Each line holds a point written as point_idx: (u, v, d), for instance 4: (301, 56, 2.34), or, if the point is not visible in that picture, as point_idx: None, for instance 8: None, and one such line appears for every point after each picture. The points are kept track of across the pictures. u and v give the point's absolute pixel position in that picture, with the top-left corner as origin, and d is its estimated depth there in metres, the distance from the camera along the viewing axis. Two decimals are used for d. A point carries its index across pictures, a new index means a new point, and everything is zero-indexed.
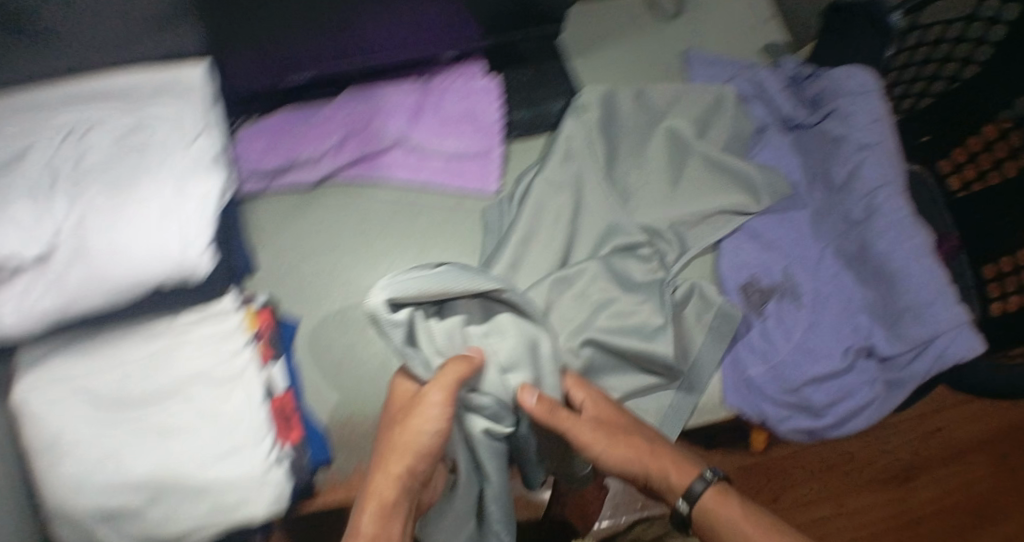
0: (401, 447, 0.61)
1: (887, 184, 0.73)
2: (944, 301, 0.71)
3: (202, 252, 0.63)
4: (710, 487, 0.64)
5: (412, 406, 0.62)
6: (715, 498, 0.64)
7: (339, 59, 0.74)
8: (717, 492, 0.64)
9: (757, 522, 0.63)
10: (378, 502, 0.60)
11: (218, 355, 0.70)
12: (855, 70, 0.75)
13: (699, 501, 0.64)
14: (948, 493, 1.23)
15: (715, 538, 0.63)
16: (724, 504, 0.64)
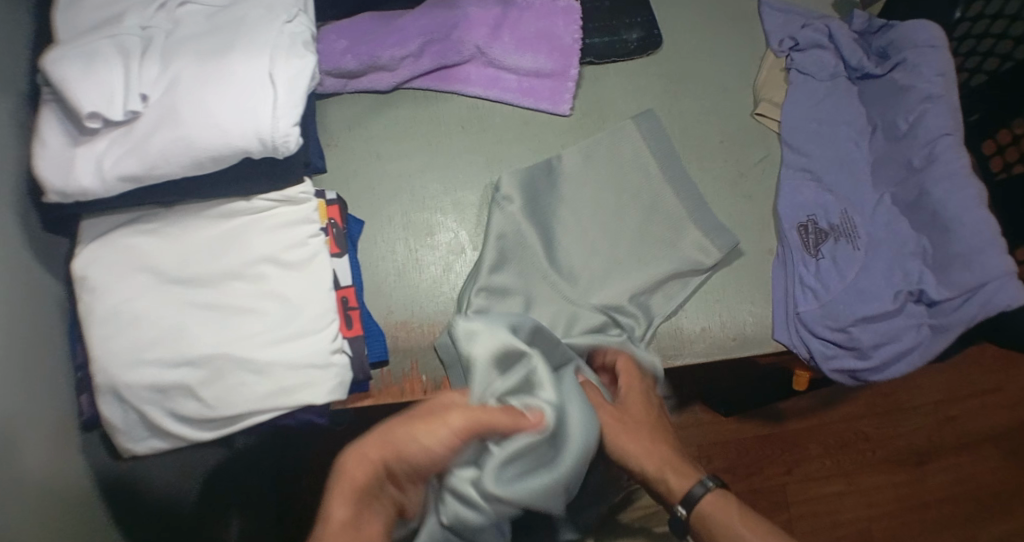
0: (398, 441, 0.58)
1: (949, 133, 0.76)
2: (994, 249, 0.72)
3: (291, 126, 0.64)
4: (712, 490, 0.65)
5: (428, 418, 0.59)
6: (713, 499, 0.65)
7: None
8: (716, 496, 0.65)
9: (748, 522, 0.63)
10: (351, 483, 0.56)
11: (290, 239, 0.69)
12: (927, 24, 0.79)
13: (696, 502, 0.65)
14: (962, 482, 1.15)
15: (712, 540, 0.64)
16: (721, 506, 0.64)
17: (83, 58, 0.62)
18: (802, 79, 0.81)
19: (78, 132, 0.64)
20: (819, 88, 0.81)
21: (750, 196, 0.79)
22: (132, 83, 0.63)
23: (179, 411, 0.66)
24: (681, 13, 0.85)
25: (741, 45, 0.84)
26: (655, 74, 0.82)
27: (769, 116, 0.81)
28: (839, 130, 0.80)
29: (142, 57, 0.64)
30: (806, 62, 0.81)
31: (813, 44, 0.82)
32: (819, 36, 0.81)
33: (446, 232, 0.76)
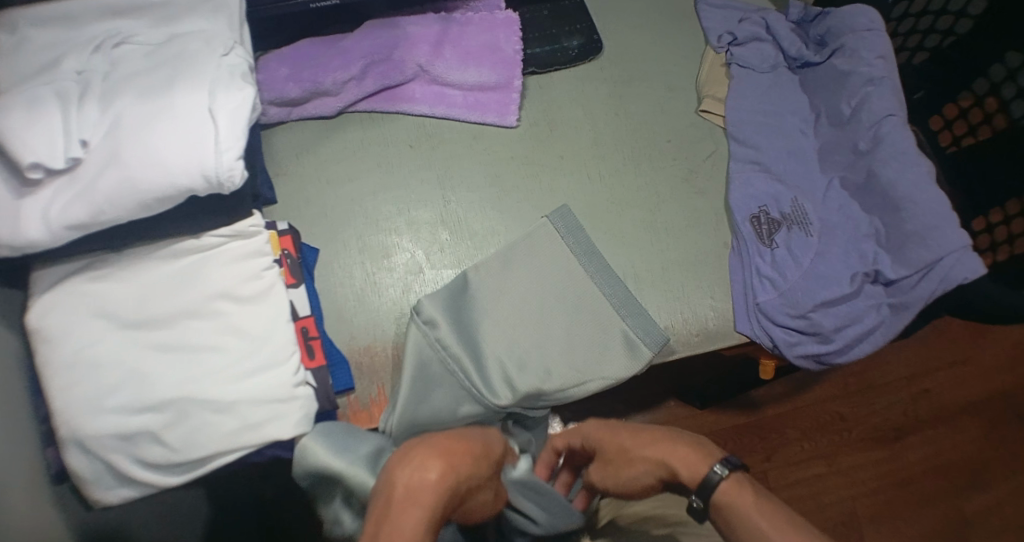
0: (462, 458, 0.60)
1: (892, 114, 0.77)
2: (948, 225, 0.73)
3: (235, 160, 0.64)
4: (726, 476, 0.65)
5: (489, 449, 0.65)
6: (729, 485, 0.65)
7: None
8: (730, 484, 0.65)
9: (762, 512, 0.62)
10: (424, 480, 0.56)
11: (245, 273, 0.69)
12: (863, 9, 0.80)
13: (712, 492, 0.65)
14: (940, 453, 1.16)
15: (732, 528, 0.63)
16: (738, 494, 0.64)
17: (24, 107, 0.62)
18: (744, 72, 0.81)
19: (21, 185, 0.63)
20: (762, 80, 0.82)
21: (703, 192, 0.80)
22: (72, 129, 0.63)
23: (146, 456, 0.65)
24: (622, 15, 0.86)
25: (683, 42, 0.85)
26: (600, 79, 0.83)
27: (714, 112, 0.82)
28: (784, 121, 0.81)
29: (80, 101, 0.64)
30: (746, 56, 0.82)
31: (752, 37, 0.83)
32: (758, 29, 0.83)
33: (404, 253, 0.76)
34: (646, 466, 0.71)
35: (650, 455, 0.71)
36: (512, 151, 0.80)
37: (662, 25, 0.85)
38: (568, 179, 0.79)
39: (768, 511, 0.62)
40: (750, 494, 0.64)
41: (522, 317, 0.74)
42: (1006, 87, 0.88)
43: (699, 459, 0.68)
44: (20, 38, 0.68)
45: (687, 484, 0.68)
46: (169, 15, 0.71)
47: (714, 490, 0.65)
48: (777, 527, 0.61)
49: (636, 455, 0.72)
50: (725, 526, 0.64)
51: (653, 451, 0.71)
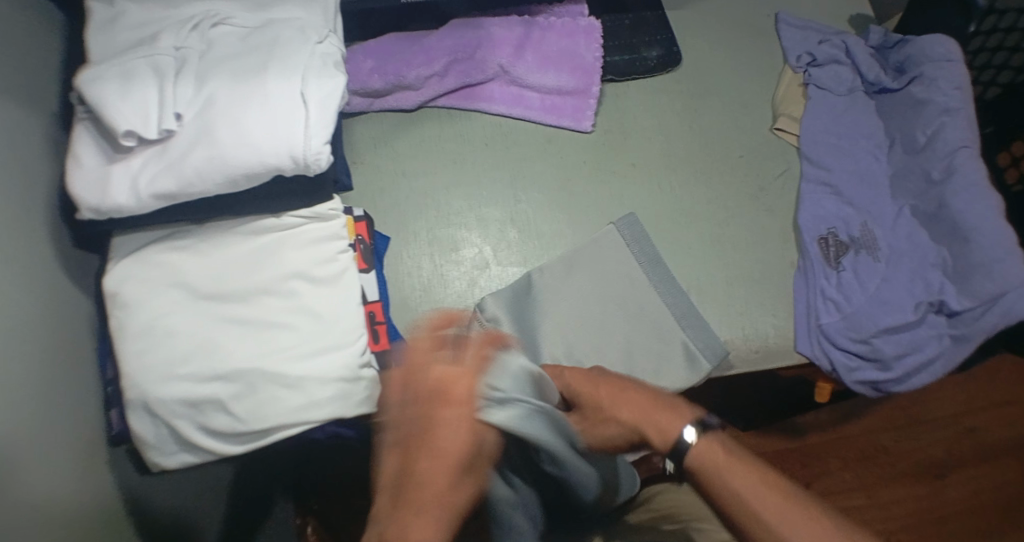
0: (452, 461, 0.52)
1: (967, 145, 0.76)
2: (1014, 259, 0.72)
3: (323, 145, 0.66)
4: (699, 441, 0.57)
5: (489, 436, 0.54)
6: (704, 446, 0.57)
7: None
8: (707, 444, 0.57)
9: (736, 474, 0.56)
10: (436, 502, 0.52)
11: (317, 256, 0.70)
12: (943, 37, 0.79)
13: (687, 454, 0.58)
14: (980, 494, 1.14)
15: (708, 489, 0.57)
16: (713, 453, 0.57)
17: (120, 76, 0.64)
18: (821, 94, 0.81)
19: (113, 152, 0.66)
20: (838, 102, 0.82)
21: (770, 210, 0.80)
22: (167, 102, 0.65)
23: (208, 427, 0.66)
24: (701, 27, 0.86)
25: (759, 59, 0.85)
26: (673, 91, 0.83)
27: (787, 131, 0.82)
28: (857, 145, 0.80)
29: (176, 77, 0.66)
30: (824, 77, 0.82)
31: (831, 59, 0.83)
32: (837, 51, 0.82)
33: (470, 248, 0.77)
34: (624, 415, 0.61)
35: (606, 391, 0.62)
36: (582, 156, 0.81)
37: (739, 43, 0.86)
38: (635, 188, 0.80)
39: (740, 467, 0.56)
40: (724, 448, 0.57)
41: (586, 320, 0.74)
42: None
43: (670, 418, 0.59)
44: (118, 11, 0.69)
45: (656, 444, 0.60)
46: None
47: (686, 450, 0.57)
48: (754, 487, 0.55)
49: (615, 403, 0.61)
50: (704, 488, 0.57)
51: (626, 411, 0.61)
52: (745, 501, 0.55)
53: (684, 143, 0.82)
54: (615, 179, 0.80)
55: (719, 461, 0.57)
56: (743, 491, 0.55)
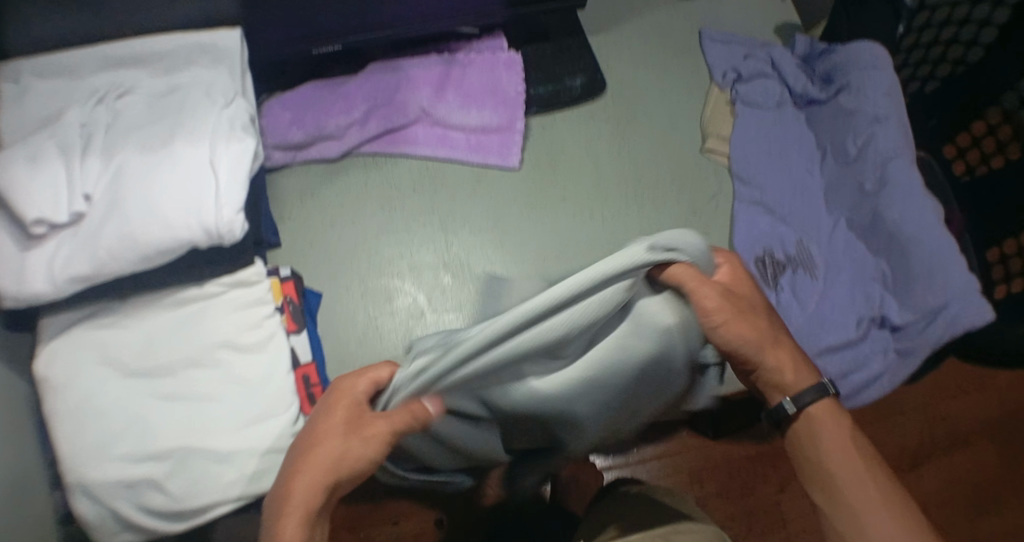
0: (319, 465, 0.51)
1: (899, 154, 0.74)
2: (956, 266, 0.71)
3: (235, 214, 0.63)
4: (829, 398, 0.60)
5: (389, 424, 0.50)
6: (822, 410, 0.60)
7: (364, 33, 0.76)
8: (829, 405, 0.60)
9: (836, 459, 0.58)
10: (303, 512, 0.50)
11: (242, 323, 0.68)
12: (864, 45, 0.76)
13: (800, 417, 0.60)
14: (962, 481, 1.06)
15: (811, 458, 0.59)
16: (831, 420, 0.59)
17: (25, 159, 0.62)
18: (750, 110, 0.80)
19: (26, 237, 0.63)
20: (767, 117, 0.81)
21: (708, 232, 0.79)
22: (75, 184, 0.63)
23: (148, 505, 0.65)
24: (628, 48, 0.84)
25: (688, 77, 0.84)
26: (602, 117, 0.82)
27: (717, 151, 0.81)
28: (792, 158, 0.80)
29: (83, 154, 0.64)
30: (750, 93, 0.81)
31: (757, 73, 0.82)
32: (762, 65, 0.82)
33: (407, 296, 0.76)
34: (752, 334, 0.56)
35: (754, 329, 0.56)
36: (514, 193, 0.79)
37: (668, 61, 0.84)
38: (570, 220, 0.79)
39: (838, 435, 0.59)
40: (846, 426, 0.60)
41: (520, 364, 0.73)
42: (1015, 118, 0.91)
43: (794, 375, 0.59)
44: (22, 88, 0.66)
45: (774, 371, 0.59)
46: (171, 62, 0.68)
47: (805, 408, 0.59)
48: (865, 468, 0.58)
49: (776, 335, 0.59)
50: (805, 442, 0.60)
51: (749, 329, 0.56)
52: (851, 484, 0.57)
53: (616, 169, 0.81)
54: (548, 211, 0.79)
55: (830, 436, 0.59)
56: (849, 464, 0.58)
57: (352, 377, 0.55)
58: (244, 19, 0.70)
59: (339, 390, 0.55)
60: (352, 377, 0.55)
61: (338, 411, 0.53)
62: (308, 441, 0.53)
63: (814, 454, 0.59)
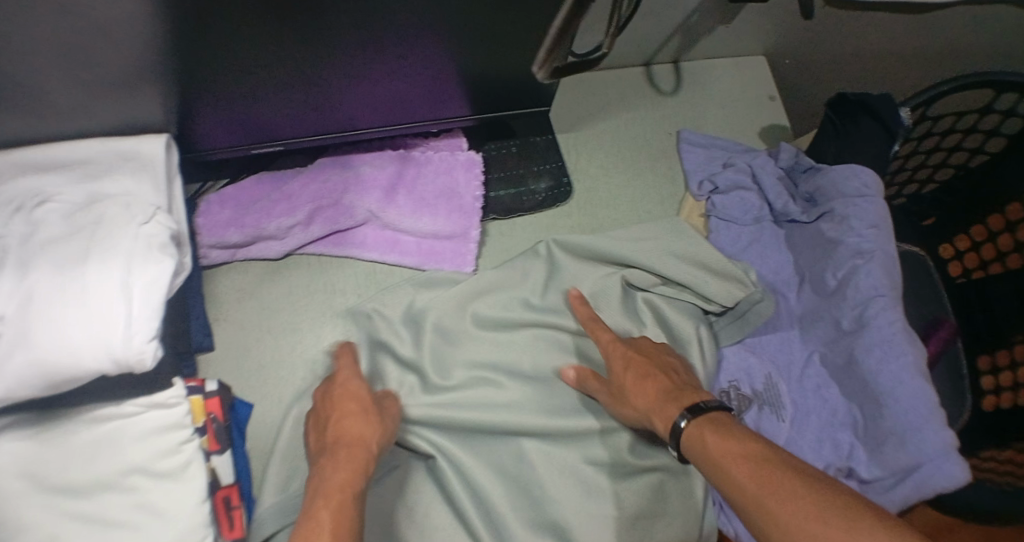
0: (347, 451, 0.58)
1: (882, 294, 0.68)
2: (933, 425, 0.63)
3: (147, 342, 0.60)
4: (688, 425, 0.59)
5: (360, 394, 0.63)
6: (692, 434, 0.58)
7: (315, 134, 0.72)
8: (697, 428, 0.58)
9: (730, 473, 0.54)
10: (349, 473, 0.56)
11: (160, 447, 0.65)
12: (856, 169, 0.71)
13: (680, 437, 0.59)
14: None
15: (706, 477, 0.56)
16: (700, 440, 0.57)
17: None
18: (724, 226, 0.76)
19: None
20: (742, 233, 0.76)
21: None
22: None
23: None
24: (598, 149, 0.80)
25: (658, 184, 0.80)
26: (565, 226, 0.77)
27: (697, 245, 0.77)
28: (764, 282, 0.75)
29: None
30: (726, 206, 0.76)
31: (735, 185, 0.76)
32: (742, 177, 0.76)
33: None
34: (642, 402, 0.63)
35: (648, 400, 0.63)
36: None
37: (639, 166, 0.80)
38: (527, 333, 0.71)
39: (727, 442, 0.56)
40: (715, 441, 0.56)
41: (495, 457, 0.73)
42: (1018, 229, 0.83)
43: (662, 422, 0.61)
44: None
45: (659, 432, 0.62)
46: (90, 169, 0.65)
47: (679, 438, 0.59)
48: (753, 479, 0.52)
49: (664, 403, 0.62)
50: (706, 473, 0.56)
51: (638, 390, 0.64)
52: (742, 497, 0.52)
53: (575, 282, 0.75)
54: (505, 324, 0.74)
55: (711, 451, 0.56)
56: (733, 480, 0.53)
57: (343, 392, 0.64)
58: (177, 128, 0.68)
59: (352, 440, 0.59)
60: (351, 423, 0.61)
61: (359, 398, 0.63)
62: (320, 490, 0.54)
63: (720, 481, 0.55)
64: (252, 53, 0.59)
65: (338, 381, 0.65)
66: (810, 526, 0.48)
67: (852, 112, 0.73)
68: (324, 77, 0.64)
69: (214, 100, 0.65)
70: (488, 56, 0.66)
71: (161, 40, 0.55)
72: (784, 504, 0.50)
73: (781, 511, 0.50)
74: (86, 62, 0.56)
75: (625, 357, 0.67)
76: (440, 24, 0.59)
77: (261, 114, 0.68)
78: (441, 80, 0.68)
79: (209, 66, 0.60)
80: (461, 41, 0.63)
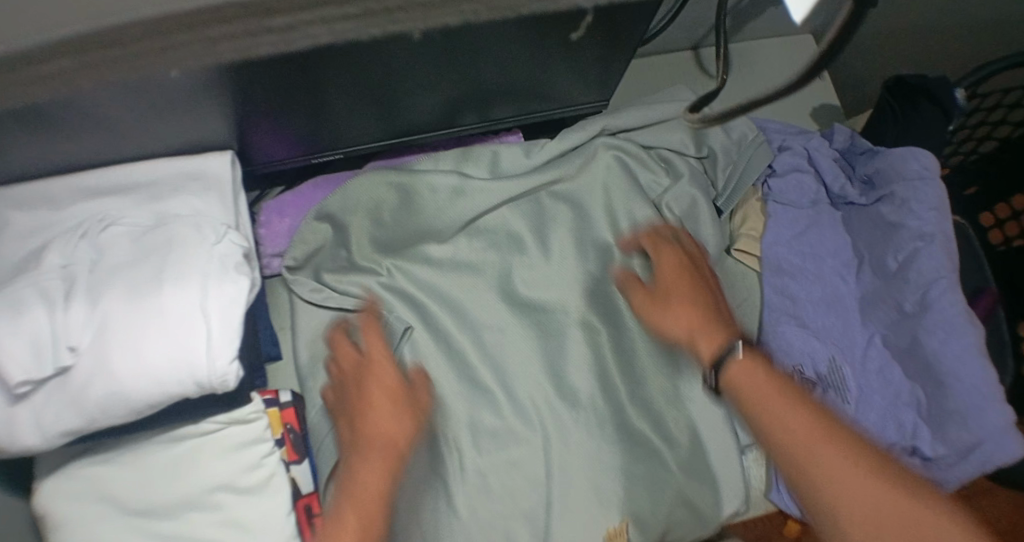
0: (368, 404, 0.64)
1: (943, 277, 0.69)
2: (993, 406, 0.67)
3: (229, 363, 0.60)
4: (736, 361, 0.60)
5: (377, 343, 0.67)
6: (738, 369, 0.60)
7: (373, 137, 0.72)
8: (740, 366, 0.60)
9: (769, 421, 0.56)
10: (388, 437, 0.62)
11: (241, 464, 0.66)
12: (916, 152, 0.72)
13: (725, 370, 0.61)
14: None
15: (742, 405, 0.59)
16: (746, 373, 0.60)
17: (3, 313, 0.57)
18: (782, 209, 0.75)
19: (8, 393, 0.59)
20: (801, 216, 0.75)
21: None
22: (59, 335, 0.58)
23: None
24: None
25: None
26: None
27: (747, 252, 0.76)
28: (826, 265, 0.74)
29: (66, 300, 0.59)
30: (783, 190, 0.76)
31: (792, 168, 0.76)
32: (799, 160, 0.76)
33: None
34: (681, 325, 0.65)
35: (682, 323, 0.65)
36: (523, 278, 0.74)
37: None
38: (589, 325, 0.73)
39: (767, 380, 0.58)
40: (761, 372, 0.58)
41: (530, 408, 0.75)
42: None
43: (706, 342, 0.63)
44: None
45: (699, 356, 0.64)
46: (154, 190, 0.65)
47: (722, 369, 0.61)
48: (792, 411, 0.55)
49: (701, 335, 0.64)
50: (739, 404, 0.59)
51: (685, 316, 0.65)
52: (781, 440, 0.54)
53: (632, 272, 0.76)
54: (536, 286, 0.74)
55: (751, 378, 0.59)
56: (779, 419, 0.55)
57: (348, 348, 0.68)
58: (237, 143, 0.68)
59: (374, 398, 0.64)
60: (382, 373, 0.65)
61: (372, 342, 0.67)
62: (363, 442, 0.62)
63: (755, 420, 0.57)
64: (315, 77, 0.57)
65: (346, 340, 0.69)
66: (855, 492, 0.51)
67: (908, 95, 0.74)
68: (390, 92, 0.64)
69: (278, 115, 0.64)
70: (555, 62, 0.65)
71: (239, 75, 0.54)
72: (823, 444, 0.52)
73: (820, 451, 0.52)
74: (151, 97, 0.54)
75: (689, 287, 0.67)
76: (518, 44, 0.59)
77: (324, 125, 0.68)
78: (504, 85, 0.67)
79: (273, 89, 0.58)
80: (533, 55, 0.62)
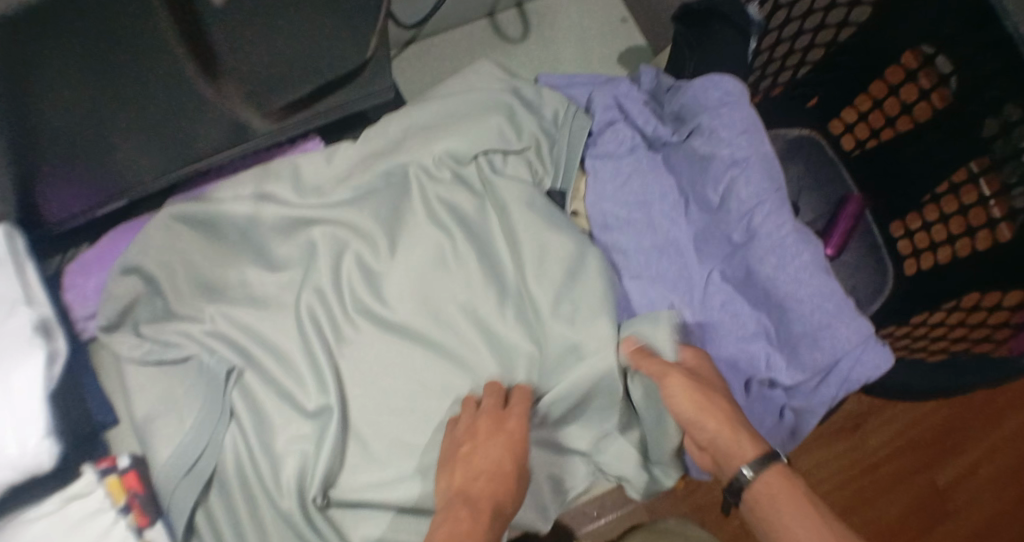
0: (486, 458, 0.58)
1: (765, 200, 0.67)
2: (843, 319, 0.65)
3: (41, 441, 0.57)
4: (773, 464, 0.56)
5: (517, 408, 0.62)
6: (773, 474, 0.56)
7: (170, 172, 0.71)
8: (779, 473, 0.56)
9: (796, 514, 0.53)
10: (471, 490, 0.56)
11: (88, 538, 0.62)
12: (715, 79, 0.71)
13: (758, 471, 0.56)
14: (906, 430, 1.11)
15: (761, 513, 0.55)
16: (782, 482, 0.55)
17: None
18: (601, 163, 0.74)
19: None
20: (620, 167, 0.74)
21: None
22: None
23: None
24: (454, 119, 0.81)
25: None
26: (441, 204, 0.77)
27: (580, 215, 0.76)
28: (654, 210, 0.73)
29: None
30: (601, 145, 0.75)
31: (607, 123, 0.75)
32: (611, 113, 0.75)
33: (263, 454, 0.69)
34: (714, 422, 0.58)
35: (722, 423, 0.58)
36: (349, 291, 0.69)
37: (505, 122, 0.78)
38: None
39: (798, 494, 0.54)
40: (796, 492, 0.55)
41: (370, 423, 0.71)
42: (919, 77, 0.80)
43: (753, 449, 0.57)
44: None
45: (734, 455, 0.57)
46: None
47: (762, 468, 0.56)
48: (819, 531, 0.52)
49: (742, 434, 0.58)
50: (763, 502, 0.55)
51: (714, 408, 0.59)
52: None
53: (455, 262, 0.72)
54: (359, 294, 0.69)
55: (781, 498, 0.55)
56: (805, 529, 0.53)
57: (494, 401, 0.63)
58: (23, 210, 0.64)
59: (488, 458, 0.58)
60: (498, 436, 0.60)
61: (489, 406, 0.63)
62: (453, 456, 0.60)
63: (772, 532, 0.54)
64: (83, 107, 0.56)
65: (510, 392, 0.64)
66: None
67: (698, 21, 0.73)
68: (173, 114, 0.62)
69: (63, 167, 0.62)
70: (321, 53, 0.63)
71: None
72: None
73: None
74: None
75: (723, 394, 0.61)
76: (277, 32, 0.58)
77: (112, 161, 0.65)
78: (282, 92, 0.66)
79: (45, 135, 0.57)
80: (313, 41, 0.61)
